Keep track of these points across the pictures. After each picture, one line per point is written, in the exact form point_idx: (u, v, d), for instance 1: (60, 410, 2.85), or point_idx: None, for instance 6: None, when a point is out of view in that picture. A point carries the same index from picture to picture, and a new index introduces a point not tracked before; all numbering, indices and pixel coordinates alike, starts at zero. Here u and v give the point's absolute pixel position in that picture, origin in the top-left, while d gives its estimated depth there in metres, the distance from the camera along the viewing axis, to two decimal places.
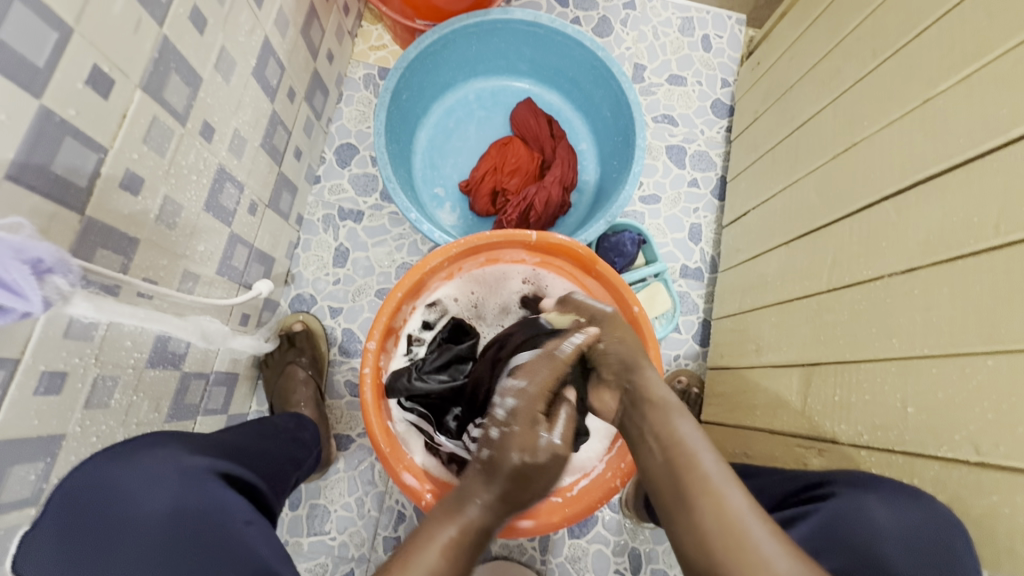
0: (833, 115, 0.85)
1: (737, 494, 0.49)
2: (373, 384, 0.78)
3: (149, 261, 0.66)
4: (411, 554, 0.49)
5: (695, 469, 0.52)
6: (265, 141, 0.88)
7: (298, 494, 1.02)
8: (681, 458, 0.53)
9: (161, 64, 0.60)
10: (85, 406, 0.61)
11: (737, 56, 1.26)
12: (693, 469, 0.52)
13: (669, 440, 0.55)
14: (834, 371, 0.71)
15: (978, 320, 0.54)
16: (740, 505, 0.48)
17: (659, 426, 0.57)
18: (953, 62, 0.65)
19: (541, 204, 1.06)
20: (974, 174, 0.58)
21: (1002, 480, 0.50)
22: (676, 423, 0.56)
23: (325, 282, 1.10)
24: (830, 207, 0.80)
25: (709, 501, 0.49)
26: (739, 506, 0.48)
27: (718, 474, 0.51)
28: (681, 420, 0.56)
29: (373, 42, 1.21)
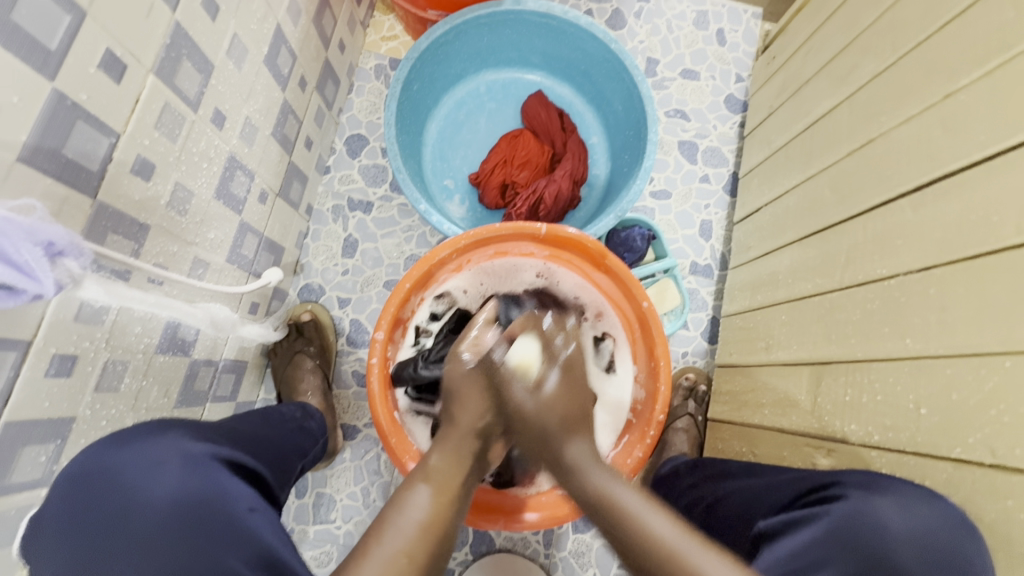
0: (850, 111, 0.83)
1: (668, 529, 0.49)
2: (380, 374, 0.78)
3: (159, 248, 0.66)
4: (400, 494, 0.51)
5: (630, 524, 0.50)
6: (276, 130, 0.88)
7: (305, 482, 1.02)
8: (612, 509, 0.51)
9: (173, 49, 0.60)
10: (95, 390, 0.61)
11: (752, 50, 1.25)
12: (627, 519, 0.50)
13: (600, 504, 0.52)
14: (846, 370, 0.70)
15: (997, 319, 0.53)
16: (669, 532, 0.49)
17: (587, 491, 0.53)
18: (976, 56, 0.63)
19: (551, 197, 1.05)
20: (996, 171, 0.57)
21: (1018, 483, 0.49)
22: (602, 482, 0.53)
23: (333, 272, 1.10)
24: (845, 204, 0.79)
25: (653, 546, 0.48)
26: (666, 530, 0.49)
27: (639, 507, 0.51)
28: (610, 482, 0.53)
29: (385, 32, 1.20)
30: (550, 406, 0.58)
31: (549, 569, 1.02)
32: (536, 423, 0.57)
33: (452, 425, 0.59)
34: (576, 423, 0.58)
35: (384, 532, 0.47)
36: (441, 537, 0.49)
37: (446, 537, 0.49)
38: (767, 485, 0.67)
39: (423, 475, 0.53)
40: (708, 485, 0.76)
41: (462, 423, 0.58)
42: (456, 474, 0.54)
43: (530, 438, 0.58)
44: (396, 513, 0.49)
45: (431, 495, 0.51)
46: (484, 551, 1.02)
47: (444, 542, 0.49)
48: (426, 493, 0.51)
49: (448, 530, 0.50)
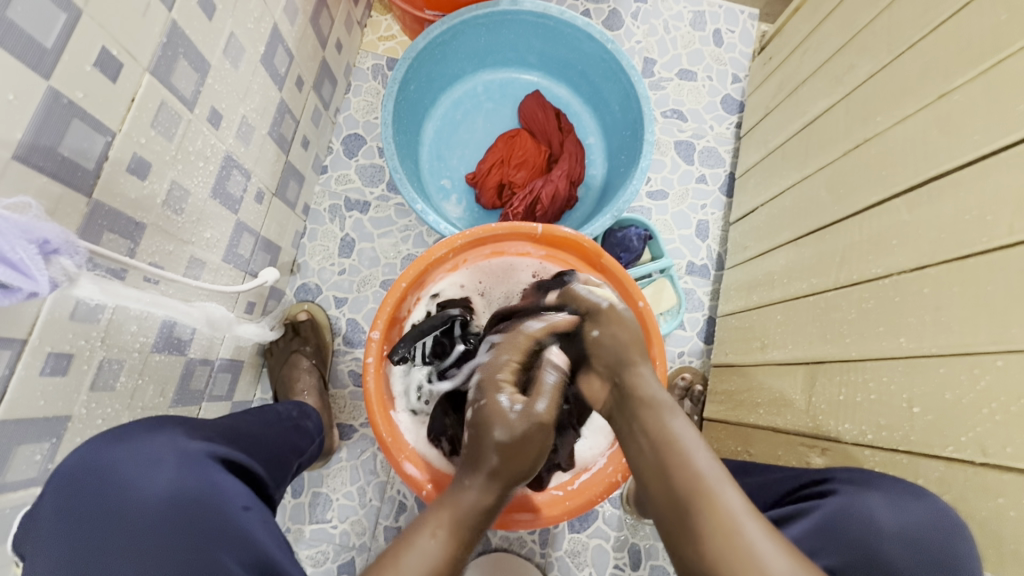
0: (845, 111, 0.83)
1: (712, 467, 0.52)
2: (376, 373, 0.78)
3: (156, 246, 0.66)
4: (412, 535, 0.54)
5: (680, 450, 0.54)
6: (273, 129, 0.88)
7: (301, 482, 1.02)
8: (667, 435, 0.56)
9: (169, 48, 0.60)
10: (91, 389, 0.61)
11: (748, 51, 1.25)
12: (675, 448, 0.55)
13: (658, 431, 0.57)
14: (840, 369, 0.71)
15: (990, 319, 0.53)
16: (710, 471, 0.52)
17: (650, 418, 0.59)
18: (969, 57, 0.63)
19: (548, 198, 1.05)
20: (989, 171, 0.57)
21: (1009, 481, 0.50)
22: (667, 411, 0.59)
23: (330, 272, 1.10)
24: (839, 204, 0.79)
25: (691, 477, 0.52)
26: (708, 465, 0.53)
27: (694, 442, 0.55)
28: (673, 417, 0.58)
29: (382, 32, 1.21)
30: (631, 330, 0.68)
31: (545, 569, 1.02)
32: (616, 338, 0.67)
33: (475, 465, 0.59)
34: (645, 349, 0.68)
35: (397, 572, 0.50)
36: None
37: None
38: (761, 484, 0.67)
39: (440, 521, 0.55)
40: None
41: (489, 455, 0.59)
42: (470, 521, 0.55)
43: (607, 351, 0.67)
44: (407, 558, 0.51)
45: (438, 542, 0.53)
46: (480, 551, 1.02)
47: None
48: (434, 535, 0.53)
49: (452, 572, 0.53)
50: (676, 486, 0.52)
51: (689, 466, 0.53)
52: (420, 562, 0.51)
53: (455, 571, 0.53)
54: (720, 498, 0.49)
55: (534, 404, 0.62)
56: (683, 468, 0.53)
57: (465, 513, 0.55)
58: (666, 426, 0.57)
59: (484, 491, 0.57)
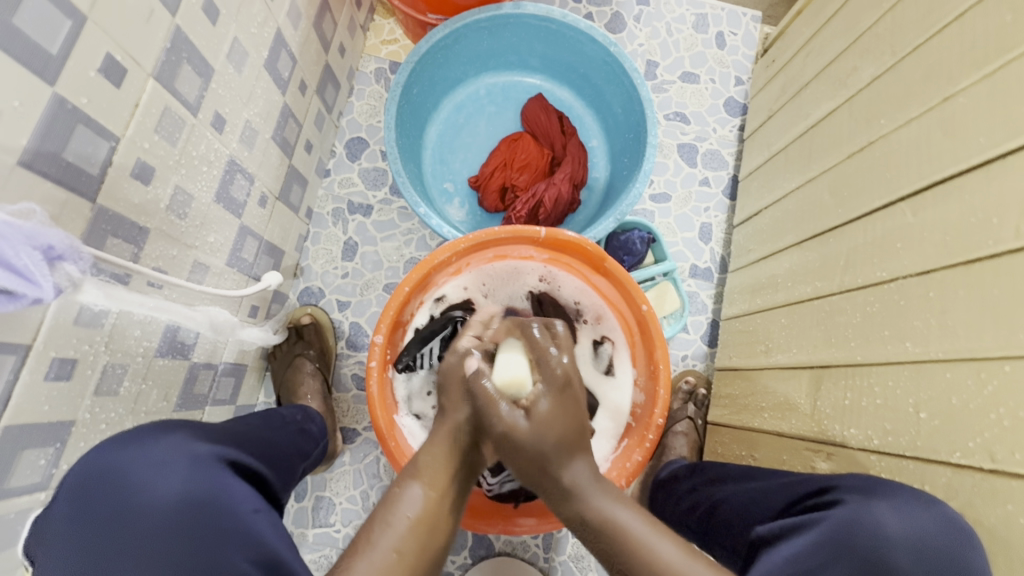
0: (850, 114, 0.83)
1: (674, 552, 0.48)
2: (379, 377, 0.78)
3: (159, 251, 0.66)
4: (394, 489, 0.51)
5: (642, 552, 0.48)
6: (277, 133, 0.88)
7: (304, 486, 1.02)
8: (621, 537, 0.49)
9: (173, 53, 0.60)
10: (95, 394, 0.61)
11: (751, 53, 1.25)
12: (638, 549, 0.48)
13: (609, 538, 0.50)
14: (845, 374, 0.70)
15: (997, 323, 0.53)
16: (678, 559, 0.48)
17: (598, 526, 0.50)
18: (975, 59, 0.63)
19: (551, 201, 1.05)
20: (995, 174, 0.57)
21: (1017, 486, 0.49)
22: (610, 512, 0.51)
23: (333, 275, 1.10)
24: (844, 208, 0.79)
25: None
26: (675, 556, 0.48)
27: (646, 533, 0.49)
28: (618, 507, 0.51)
29: (385, 36, 1.21)
30: (546, 425, 0.52)
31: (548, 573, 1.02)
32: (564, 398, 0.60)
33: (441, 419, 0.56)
34: (577, 443, 0.53)
35: (377, 529, 0.48)
36: (432, 540, 0.49)
37: (442, 530, 0.50)
38: (766, 489, 0.67)
39: (419, 468, 0.53)
40: (706, 489, 0.75)
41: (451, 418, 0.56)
42: (448, 467, 0.53)
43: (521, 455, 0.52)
44: (390, 509, 0.49)
45: (424, 491, 0.51)
46: (483, 555, 1.02)
47: (439, 533, 0.50)
48: (422, 488, 0.51)
49: (443, 523, 0.50)
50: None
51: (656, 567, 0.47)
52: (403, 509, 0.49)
53: (447, 516, 0.51)
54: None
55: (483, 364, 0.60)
56: (653, 570, 0.47)
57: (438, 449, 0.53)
58: (615, 527, 0.50)
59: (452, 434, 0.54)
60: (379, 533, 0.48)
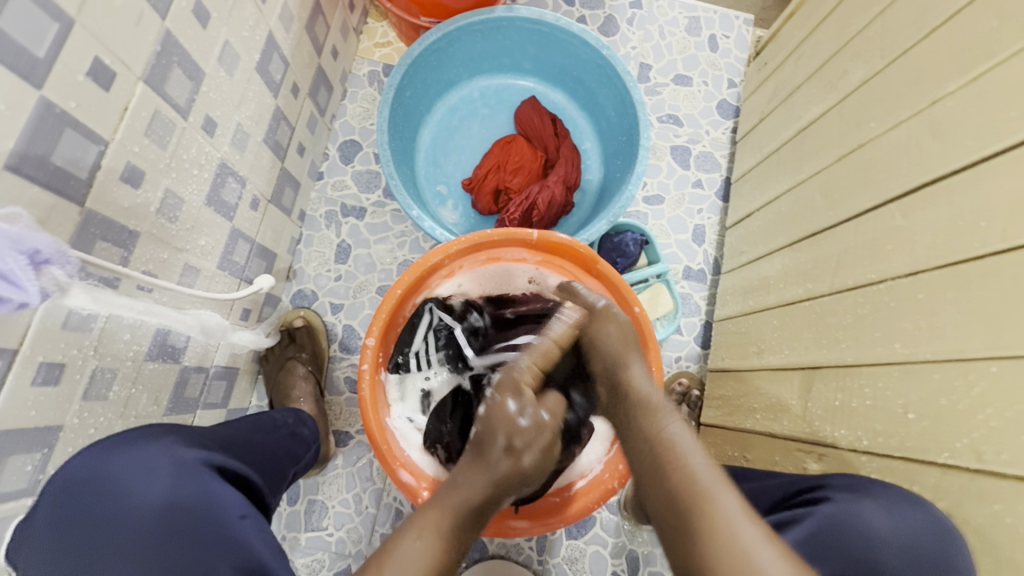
0: (840, 116, 0.84)
1: (709, 473, 0.50)
2: (371, 380, 0.78)
3: (149, 255, 0.66)
4: (401, 535, 0.52)
5: (682, 458, 0.52)
6: (269, 136, 0.88)
7: (297, 489, 1.02)
8: (666, 443, 0.55)
9: (163, 57, 0.60)
10: (83, 398, 0.61)
11: (744, 56, 1.25)
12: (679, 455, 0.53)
13: (658, 437, 0.56)
14: (836, 375, 0.70)
15: (984, 324, 0.53)
16: (709, 478, 0.50)
17: (650, 424, 0.58)
18: (963, 62, 0.63)
19: (544, 203, 1.05)
20: (981, 177, 0.57)
21: (1005, 487, 0.49)
22: (665, 419, 0.58)
23: (326, 278, 1.10)
24: (834, 210, 0.80)
25: (693, 483, 0.49)
26: (708, 474, 0.50)
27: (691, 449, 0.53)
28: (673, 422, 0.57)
29: (378, 39, 1.21)
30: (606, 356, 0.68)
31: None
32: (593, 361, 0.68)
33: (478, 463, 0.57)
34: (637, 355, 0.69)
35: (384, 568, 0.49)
36: None
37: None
38: (757, 490, 0.67)
39: (433, 518, 0.54)
40: None
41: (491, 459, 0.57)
42: (459, 519, 0.54)
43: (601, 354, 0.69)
44: (398, 555, 0.50)
45: (426, 540, 0.51)
46: (477, 558, 1.02)
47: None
48: (428, 534, 0.52)
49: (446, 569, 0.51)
50: (676, 492, 0.49)
51: (687, 473, 0.51)
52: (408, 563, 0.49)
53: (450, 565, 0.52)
54: (721, 505, 0.46)
55: (542, 411, 0.61)
56: (685, 474, 0.50)
57: (455, 511, 0.54)
58: (666, 432, 0.56)
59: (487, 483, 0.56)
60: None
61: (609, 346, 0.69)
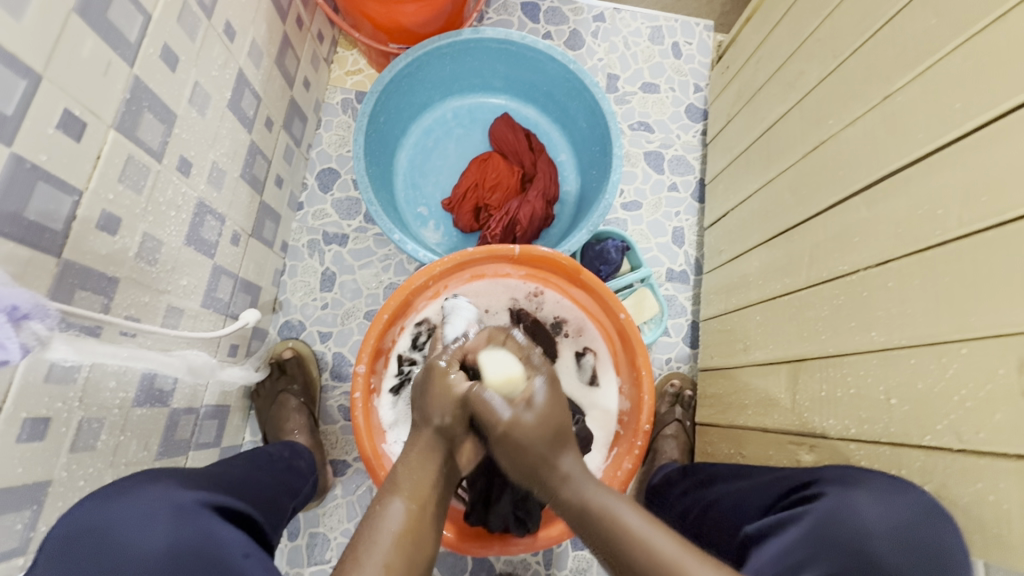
0: (802, 113, 0.86)
1: (671, 545, 0.47)
2: (364, 407, 0.79)
3: (131, 299, 0.66)
4: (375, 509, 0.53)
5: (641, 545, 0.48)
6: (245, 171, 0.89)
7: (297, 524, 1.00)
8: (618, 531, 0.49)
9: (133, 103, 0.61)
10: (71, 450, 0.60)
11: (707, 61, 1.29)
12: (636, 540, 0.48)
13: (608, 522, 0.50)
14: (820, 366, 0.72)
15: (954, 307, 0.55)
16: (672, 549, 0.47)
17: (599, 516, 0.51)
18: (908, 58, 0.66)
19: (525, 218, 1.07)
20: (936, 166, 0.59)
21: (986, 465, 0.50)
22: (609, 504, 0.52)
23: (313, 307, 1.10)
24: (804, 205, 0.82)
25: (663, 572, 0.46)
26: (669, 547, 0.47)
27: (641, 525, 0.49)
28: (617, 505, 0.52)
29: (349, 67, 1.22)
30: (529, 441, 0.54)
31: None
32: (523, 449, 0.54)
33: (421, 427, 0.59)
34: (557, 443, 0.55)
35: (362, 546, 0.49)
36: (415, 551, 0.50)
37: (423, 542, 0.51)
38: (753, 487, 0.67)
39: (402, 486, 0.54)
40: (697, 491, 0.76)
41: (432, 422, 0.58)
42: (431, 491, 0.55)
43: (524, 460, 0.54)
44: (376, 529, 0.50)
45: (408, 504, 0.52)
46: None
47: (427, 539, 0.52)
48: (405, 503, 0.53)
49: (425, 539, 0.52)
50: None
51: (655, 555, 0.47)
52: (386, 527, 0.50)
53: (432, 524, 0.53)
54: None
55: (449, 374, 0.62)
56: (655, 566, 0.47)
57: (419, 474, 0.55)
58: (613, 519, 0.50)
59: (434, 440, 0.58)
60: (368, 556, 0.48)
61: (530, 443, 0.53)
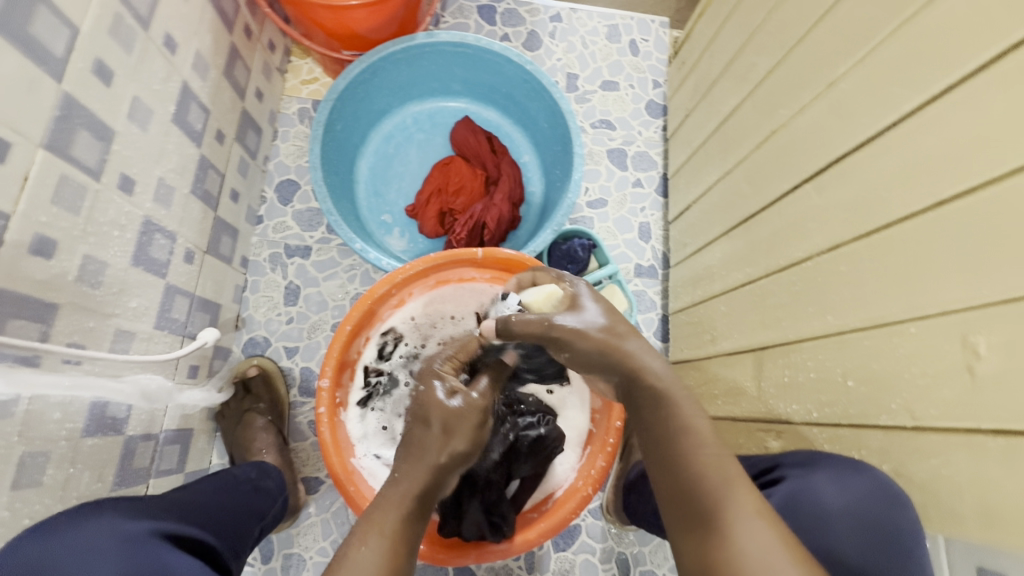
0: (754, 104, 0.88)
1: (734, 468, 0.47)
2: (330, 422, 0.77)
3: (74, 325, 0.63)
4: (348, 546, 0.48)
5: (701, 452, 0.48)
6: (196, 187, 0.86)
7: (270, 546, 0.97)
8: (682, 434, 0.50)
9: (65, 120, 0.58)
10: (13, 487, 0.57)
11: (664, 57, 1.30)
12: (696, 450, 0.48)
13: (673, 423, 0.51)
14: (781, 353, 0.73)
15: (901, 288, 0.56)
16: (728, 470, 0.46)
17: (670, 416, 0.52)
18: (848, 46, 0.68)
19: (493, 220, 1.06)
20: (880, 151, 0.61)
21: (937, 441, 0.51)
22: (686, 411, 0.52)
23: (277, 322, 1.07)
24: (759, 195, 0.83)
25: (711, 480, 0.46)
26: (726, 471, 0.46)
27: (711, 440, 0.49)
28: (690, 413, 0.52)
29: (304, 76, 1.20)
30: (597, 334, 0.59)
31: None
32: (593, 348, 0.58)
33: (414, 455, 0.55)
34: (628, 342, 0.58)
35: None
36: None
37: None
38: None
39: (379, 520, 0.50)
40: None
41: (426, 453, 0.55)
42: (406, 532, 0.51)
43: (589, 362, 0.59)
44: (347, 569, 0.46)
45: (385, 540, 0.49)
46: None
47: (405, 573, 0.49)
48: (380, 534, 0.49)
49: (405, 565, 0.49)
50: (693, 507, 0.45)
51: (711, 464, 0.47)
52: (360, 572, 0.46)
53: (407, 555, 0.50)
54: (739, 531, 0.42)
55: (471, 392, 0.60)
56: (702, 474, 0.47)
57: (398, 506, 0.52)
58: (680, 427, 0.51)
59: (431, 471, 0.54)
60: None
61: (590, 349, 0.58)
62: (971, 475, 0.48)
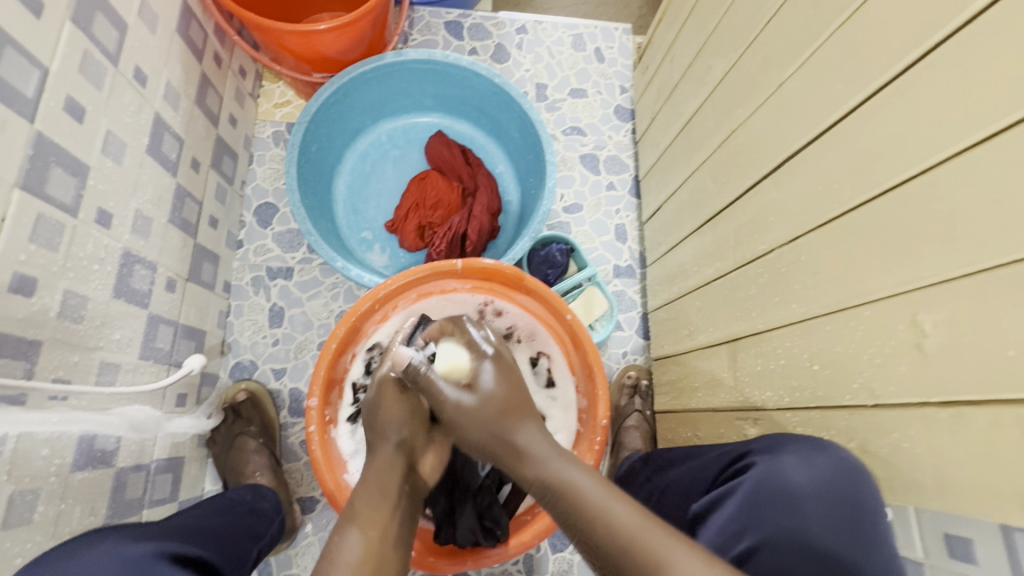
0: (713, 105, 0.91)
1: (627, 512, 0.46)
2: (321, 440, 0.79)
3: (58, 360, 0.64)
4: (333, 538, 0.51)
5: (597, 517, 0.46)
6: (174, 216, 0.87)
7: (269, 568, 0.98)
8: (578, 503, 0.48)
9: (38, 159, 0.59)
10: (4, 527, 0.57)
11: (629, 63, 1.34)
12: (594, 514, 0.47)
13: (564, 492, 0.50)
14: (753, 343, 0.76)
15: (856, 274, 0.59)
16: (631, 520, 0.45)
17: (558, 492, 0.50)
18: (793, 49, 0.71)
19: (474, 233, 1.08)
20: (827, 146, 0.64)
21: (896, 416, 0.54)
22: (575, 481, 0.50)
23: (263, 344, 1.08)
24: (724, 192, 0.86)
25: (621, 540, 0.44)
26: (630, 520, 0.45)
27: (603, 496, 0.48)
28: (578, 475, 0.51)
29: (277, 99, 1.21)
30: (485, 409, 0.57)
31: None
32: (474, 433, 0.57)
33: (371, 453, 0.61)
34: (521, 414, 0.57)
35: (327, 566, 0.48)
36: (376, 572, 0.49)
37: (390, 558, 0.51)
38: (704, 465, 0.70)
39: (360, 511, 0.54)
40: (656, 477, 0.78)
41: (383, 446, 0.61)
42: (387, 513, 0.54)
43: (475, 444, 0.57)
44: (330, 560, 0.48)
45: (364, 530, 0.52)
46: None
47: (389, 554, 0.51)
48: (361, 531, 0.52)
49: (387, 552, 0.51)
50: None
51: (611, 525, 0.45)
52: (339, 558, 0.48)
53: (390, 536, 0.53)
54: None
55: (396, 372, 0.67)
56: (609, 536, 0.45)
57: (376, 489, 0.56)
58: (572, 490, 0.49)
59: (393, 456, 0.60)
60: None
61: (477, 436, 0.56)
62: (928, 445, 0.51)
